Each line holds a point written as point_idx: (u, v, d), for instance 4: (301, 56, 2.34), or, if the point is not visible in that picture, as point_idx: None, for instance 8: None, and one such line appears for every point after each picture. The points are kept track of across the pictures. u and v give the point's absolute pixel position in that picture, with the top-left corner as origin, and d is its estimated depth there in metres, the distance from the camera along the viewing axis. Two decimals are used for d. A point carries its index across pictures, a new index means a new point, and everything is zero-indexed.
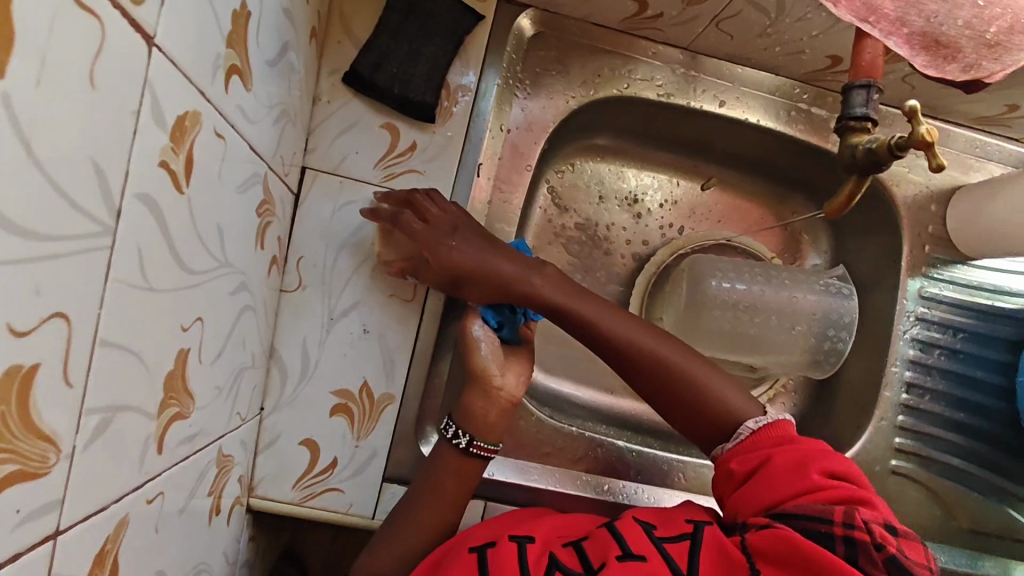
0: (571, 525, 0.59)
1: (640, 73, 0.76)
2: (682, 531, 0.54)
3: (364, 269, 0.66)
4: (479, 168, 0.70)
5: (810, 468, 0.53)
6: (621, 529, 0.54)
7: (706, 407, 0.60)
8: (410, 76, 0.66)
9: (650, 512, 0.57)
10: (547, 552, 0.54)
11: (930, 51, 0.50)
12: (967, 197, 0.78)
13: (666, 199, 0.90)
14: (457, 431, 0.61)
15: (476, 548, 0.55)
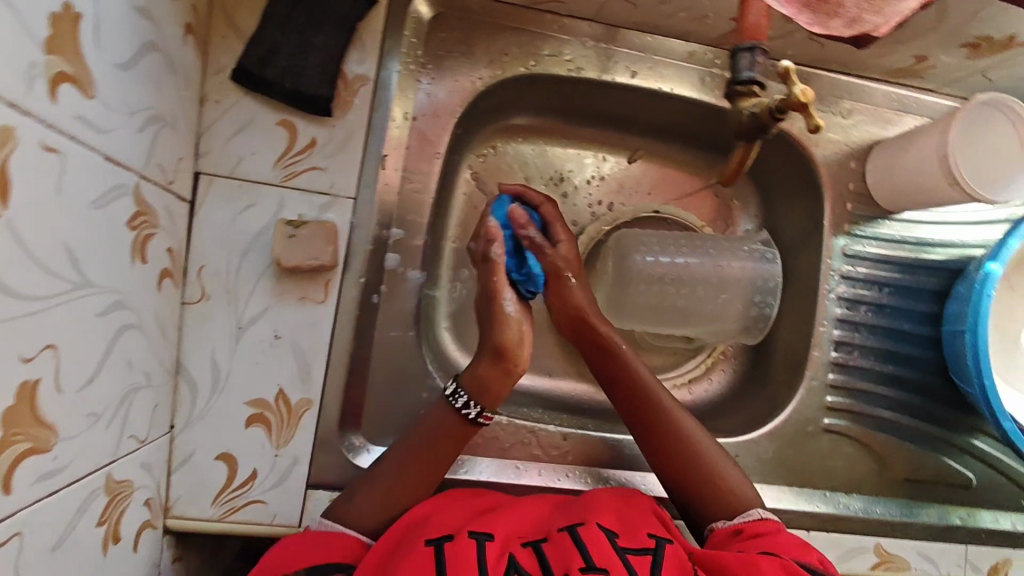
0: (526, 516, 0.60)
1: (547, 48, 0.73)
2: (644, 545, 0.57)
3: (270, 275, 0.64)
4: (386, 160, 0.68)
5: (812, 551, 0.58)
6: (585, 536, 0.56)
7: (709, 480, 0.65)
8: (302, 68, 0.63)
9: (613, 518, 0.60)
10: (506, 552, 0.55)
11: (812, 8, 0.49)
12: (884, 153, 0.78)
13: (593, 175, 0.88)
14: (469, 401, 0.63)
15: (434, 540, 0.55)
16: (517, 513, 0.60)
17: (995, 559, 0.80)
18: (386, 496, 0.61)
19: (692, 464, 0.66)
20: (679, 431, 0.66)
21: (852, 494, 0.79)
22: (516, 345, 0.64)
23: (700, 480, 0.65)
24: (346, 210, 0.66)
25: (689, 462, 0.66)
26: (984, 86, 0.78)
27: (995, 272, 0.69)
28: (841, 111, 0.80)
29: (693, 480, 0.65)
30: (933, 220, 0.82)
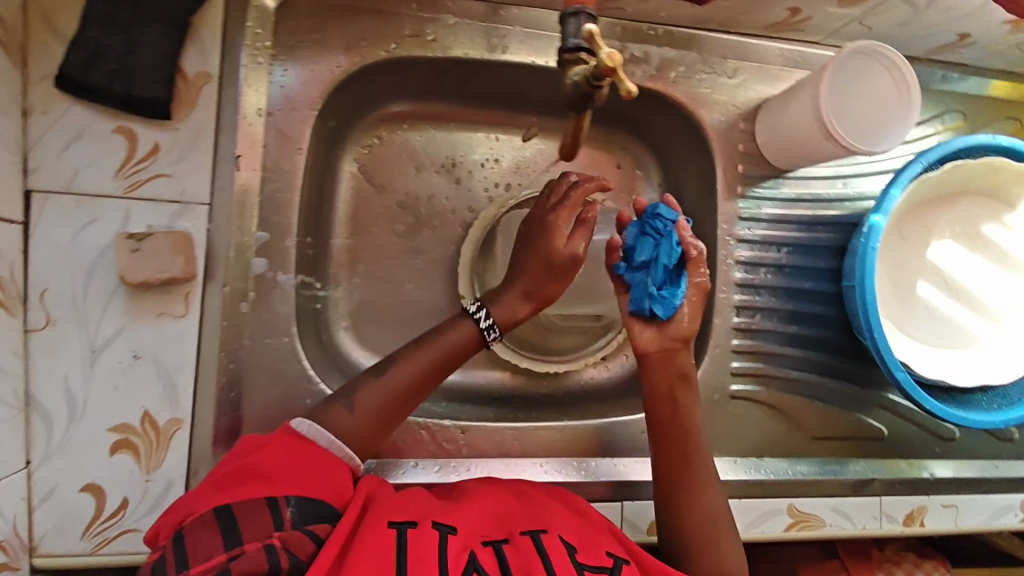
0: (487, 513, 0.57)
1: (407, 29, 0.70)
2: (603, 563, 0.55)
3: (121, 294, 0.61)
4: (239, 160, 0.64)
5: None
6: (547, 546, 0.53)
7: (702, 522, 0.63)
8: (132, 70, 0.59)
9: (573, 531, 0.57)
10: (467, 549, 0.51)
11: None
12: (770, 110, 0.76)
13: (488, 157, 0.83)
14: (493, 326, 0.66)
15: (397, 524, 0.51)
16: (478, 511, 0.57)
17: (911, 508, 0.81)
18: (377, 413, 0.61)
19: (703, 525, 0.63)
20: (700, 493, 0.64)
21: (765, 458, 0.79)
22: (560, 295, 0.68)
23: (700, 545, 0.62)
24: (201, 217, 0.62)
25: (697, 525, 0.63)
26: (865, 34, 0.76)
27: (878, 224, 0.69)
28: (726, 71, 0.78)
29: (694, 543, 0.62)
30: (825, 175, 0.82)
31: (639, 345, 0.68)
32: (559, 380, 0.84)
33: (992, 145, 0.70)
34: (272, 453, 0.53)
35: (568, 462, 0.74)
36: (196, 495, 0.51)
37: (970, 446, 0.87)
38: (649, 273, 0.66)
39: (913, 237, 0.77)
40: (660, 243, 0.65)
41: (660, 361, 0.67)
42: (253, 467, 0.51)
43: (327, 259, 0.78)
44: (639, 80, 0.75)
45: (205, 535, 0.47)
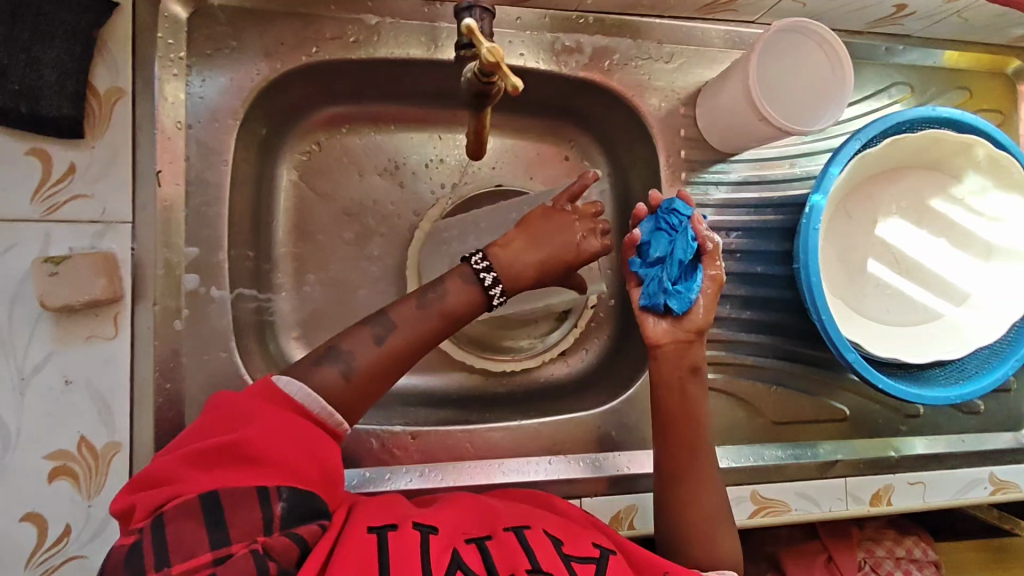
0: (467, 511, 0.56)
1: (328, 32, 0.68)
2: (589, 554, 0.55)
3: (47, 318, 0.59)
4: (160, 175, 0.63)
5: None
6: (531, 540, 0.53)
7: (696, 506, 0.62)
8: (38, 89, 0.58)
9: (558, 525, 0.57)
10: (451, 547, 0.50)
11: None
12: (709, 93, 0.75)
13: (433, 157, 0.82)
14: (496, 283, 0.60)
15: (376, 529, 0.49)
16: (456, 511, 0.56)
17: (877, 488, 0.80)
18: (371, 381, 0.55)
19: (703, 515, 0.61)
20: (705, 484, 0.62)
21: (727, 445, 0.78)
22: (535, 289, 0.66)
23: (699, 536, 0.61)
24: (124, 236, 0.61)
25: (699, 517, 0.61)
26: (799, 11, 0.75)
27: (819, 203, 0.67)
28: (662, 56, 0.77)
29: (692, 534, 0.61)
30: (773, 156, 0.81)
31: (651, 337, 0.66)
32: (518, 378, 0.83)
33: (931, 117, 0.69)
34: (264, 426, 0.48)
35: (524, 462, 0.72)
36: (172, 472, 0.45)
37: (937, 422, 0.86)
38: (664, 268, 0.65)
39: (860, 215, 0.76)
40: (673, 239, 0.64)
41: (674, 353, 0.65)
42: (244, 449, 0.46)
43: (271, 270, 0.77)
44: (572, 70, 0.74)
45: (189, 526, 0.42)
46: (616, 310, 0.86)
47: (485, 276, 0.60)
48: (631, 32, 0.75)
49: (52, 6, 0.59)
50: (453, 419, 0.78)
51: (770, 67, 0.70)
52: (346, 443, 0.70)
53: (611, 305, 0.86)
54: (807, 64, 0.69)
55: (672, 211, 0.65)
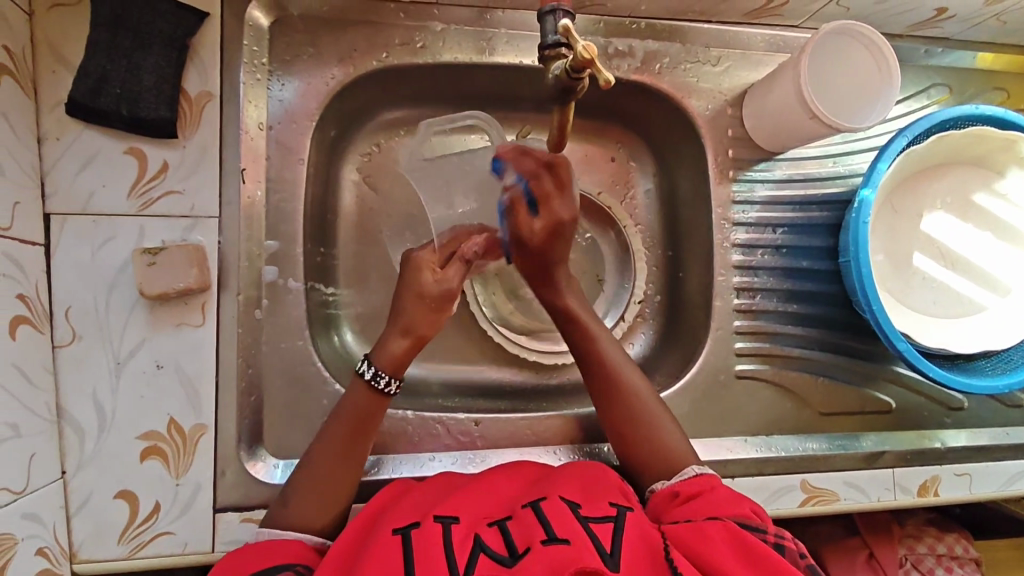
0: (492, 498, 0.60)
1: (397, 38, 0.73)
2: (606, 513, 0.57)
3: (142, 307, 0.63)
4: (244, 173, 0.67)
5: (746, 502, 0.59)
6: (547, 510, 0.55)
7: (631, 411, 0.68)
8: (137, 93, 0.62)
9: (576, 490, 0.59)
10: (472, 534, 0.54)
11: None
12: (756, 94, 0.78)
13: None
14: (378, 373, 0.63)
15: (401, 529, 0.54)
16: (479, 496, 0.59)
17: (923, 479, 0.81)
18: (334, 469, 0.61)
19: (640, 428, 0.67)
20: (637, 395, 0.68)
21: (775, 435, 0.80)
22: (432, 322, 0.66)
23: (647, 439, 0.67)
24: (212, 229, 0.65)
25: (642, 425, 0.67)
26: (843, 15, 0.78)
27: (868, 198, 0.70)
28: (709, 59, 0.80)
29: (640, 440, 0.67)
30: (816, 155, 0.83)
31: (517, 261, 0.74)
32: (571, 370, 0.86)
33: (975, 115, 0.71)
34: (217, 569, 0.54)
35: (582, 448, 0.76)
36: None
37: (980, 415, 0.87)
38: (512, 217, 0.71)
39: (905, 210, 0.79)
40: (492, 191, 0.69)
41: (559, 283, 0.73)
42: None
43: (336, 265, 0.80)
44: (625, 73, 0.77)
45: None
46: (664, 305, 0.88)
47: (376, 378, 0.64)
48: (680, 36, 0.79)
49: (150, 15, 0.63)
50: (507, 409, 0.80)
51: (819, 66, 0.73)
52: (411, 429, 0.73)
53: (658, 301, 0.88)
54: (854, 65, 0.73)
55: (489, 177, 0.67)
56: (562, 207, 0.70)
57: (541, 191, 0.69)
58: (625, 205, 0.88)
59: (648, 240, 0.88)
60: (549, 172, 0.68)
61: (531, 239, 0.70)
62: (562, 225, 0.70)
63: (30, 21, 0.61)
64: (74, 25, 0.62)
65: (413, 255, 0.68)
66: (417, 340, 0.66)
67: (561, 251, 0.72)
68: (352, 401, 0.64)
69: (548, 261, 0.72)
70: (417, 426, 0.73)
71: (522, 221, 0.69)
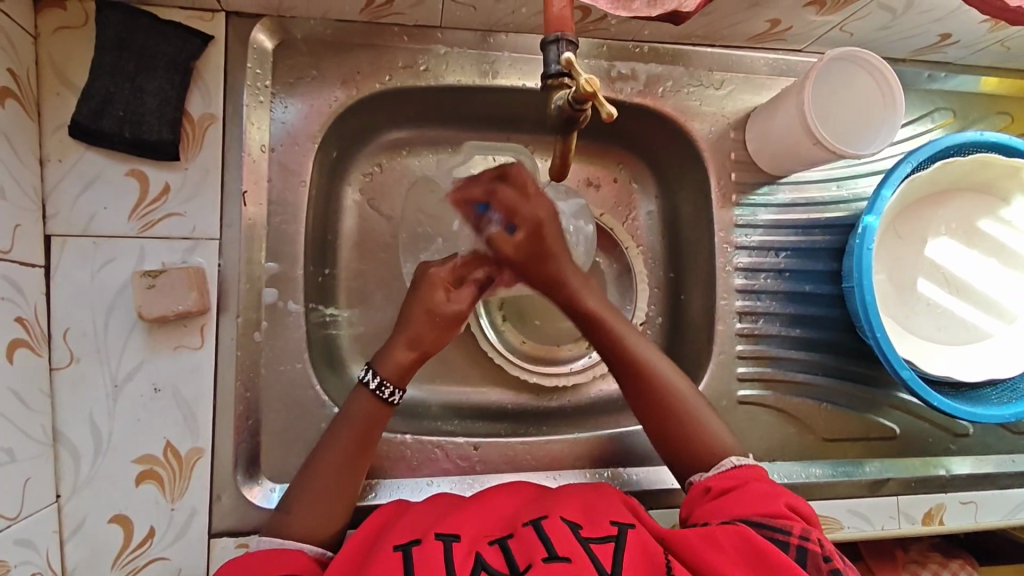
0: (493, 516, 0.59)
1: (399, 61, 0.73)
2: (607, 533, 0.55)
3: (141, 329, 0.63)
4: (245, 196, 0.67)
5: (779, 498, 0.58)
6: (548, 531, 0.54)
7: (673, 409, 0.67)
8: (141, 116, 0.63)
9: (577, 511, 0.58)
10: (473, 552, 0.53)
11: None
12: (759, 118, 0.78)
13: None
14: (391, 390, 0.63)
15: (402, 546, 0.53)
16: (479, 515, 0.59)
17: (928, 507, 0.80)
18: (341, 475, 0.61)
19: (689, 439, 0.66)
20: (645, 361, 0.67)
21: (778, 462, 0.79)
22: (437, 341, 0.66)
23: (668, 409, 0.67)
24: (213, 251, 0.65)
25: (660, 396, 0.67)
26: (846, 41, 0.78)
27: (872, 224, 0.70)
28: (712, 83, 0.80)
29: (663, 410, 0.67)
30: (818, 178, 0.83)
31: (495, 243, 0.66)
32: (571, 393, 0.85)
33: (979, 141, 0.71)
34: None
35: (582, 472, 0.75)
36: None
37: (986, 442, 0.86)
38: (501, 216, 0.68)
39: (910, 235, 0.78)
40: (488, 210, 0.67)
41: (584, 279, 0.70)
42: None
43: (337, 285, 0.79)
44: (628, 96, 0.77)
45: None
46: (665, 327, 0.87)
47: (383, 390, 0.63)
48: (683, 60, 0.79)
49: (155, 39, 0.64)
50: (507, 432, 0.80)
51: (824, 92, 0.73)
52: (409, 452, 0.72)
53: (659, 322, 0.87)
54: (859, 90, 0.73)
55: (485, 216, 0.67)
56: (535, 204, 0.66)
57: (505, 207, 0.66)
58: (627, 226, 0.88)
59: (650, 261, 0.88)
60: (497, 185, 0.66)
61: (517, 254, 0.66)
62: (544, 223, 0.66)
63: (34, 43, 0.61)
64: (79, 48, 0.62)
65: (430, 271, 0.67)
66: (421, 355, 0.65)
67: (556, 246, 0.67)
68: (353, 412, 0.63)
69: (545, 258, 0.67)
70: (416, 449, 0.73)
71: (500, 241, 0.66)
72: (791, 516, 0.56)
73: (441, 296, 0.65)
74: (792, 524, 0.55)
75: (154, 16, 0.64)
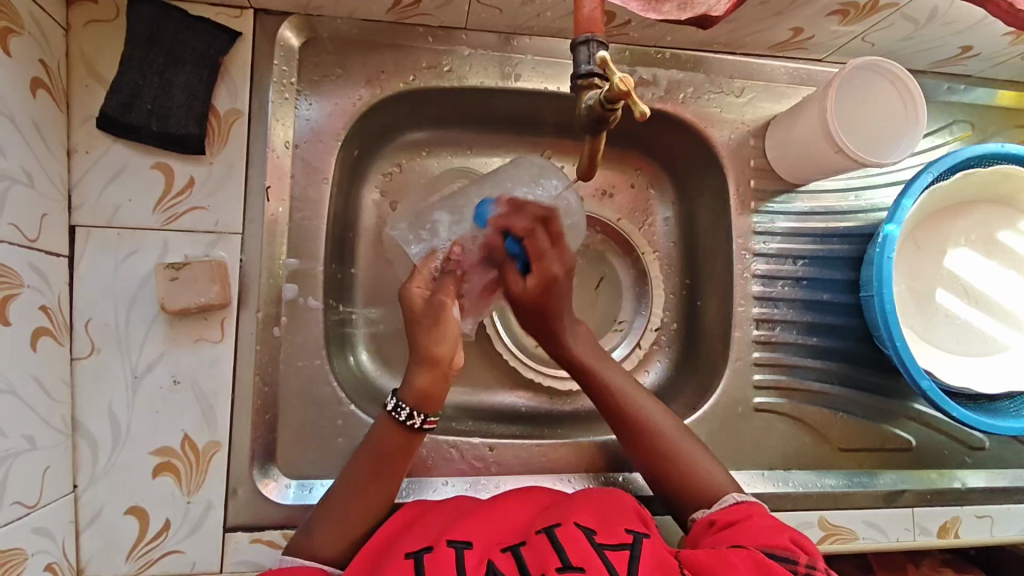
0: (504, 523, 0.59)
1: (424, 61, 0.73)
2: (622, 541, 0.55)
3: (162, 320, 0.63)
4: (269, 191, 0.67)
5: (785, 530, 0.57)
6: (562, 537, 0.54)
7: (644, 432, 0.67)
8: (168, 110, 0.64)
9: (592, 516, 0.58)
10: (486, 559, 0.54)
11: None
12: (779, 125, 0.78)
13: None
14: (411, 413, 0.60)
15: (414, 553, 0.54)
16: (492, 520, 0.59)
17: (944, 520, 0.80)
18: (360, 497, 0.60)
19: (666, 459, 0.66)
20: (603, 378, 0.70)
21: (793, 471, 0.79)
22: (442, 351, 0.60)
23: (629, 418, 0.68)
24: (235, 246, 0.65)
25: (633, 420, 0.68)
26: (868, 50, 0.78)
27: (893, 233, 0.70)
28: (733, 90, 0.80)
29: (634, 436, 0.68)
30: (836, 187, 0.83)
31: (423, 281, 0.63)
32: (585, 397, 0.85)
33: (1002, 153, 0.71)
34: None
35: (597, 477, 0.75)
36: None
37: (1003, 456, 0.85)
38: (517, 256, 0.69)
39: (930, 246, 0.78)
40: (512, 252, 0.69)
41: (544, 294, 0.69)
42: None
43: (354, 283, 0.79)
44: (649, 102, 0.77)
45: None
46: (679, 334, 0.87)
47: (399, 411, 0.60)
48: (705, 67, 0.79)
49: (185, 34, 0.64)
50: (521, 434, 0.80)
51: (846, 100, 0.73)
52: (425, 451, 0.72)
53: (674, 329, 0.87)
54: (880, 100, 0.73)
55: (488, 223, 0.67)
56: (554, 258, 0.68)
57: (531, 248, 0.67)
58: (644, 231, 0.88)
59: (666, 266, 0.88)
60: (536, 228, 0.67)
61: (525, 296, 0.69)
62: (556, 278, 0.69)
63: (66, 34, 0.62)
64: (110, 42, 0.63)
65: (406, 290, 0.62)
66: (435, 370, 0.60)
67: (560, 300, 0.70)
68: (383, 435, 0.61)
69: (549, 312, 0.70)
70: (432, 449, 0.72)
71: (513, 282, 0.69)
72: (797, 547, 0.55)
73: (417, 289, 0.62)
74: (798, 552, 0.55)
75: (184, 11, 0.65)
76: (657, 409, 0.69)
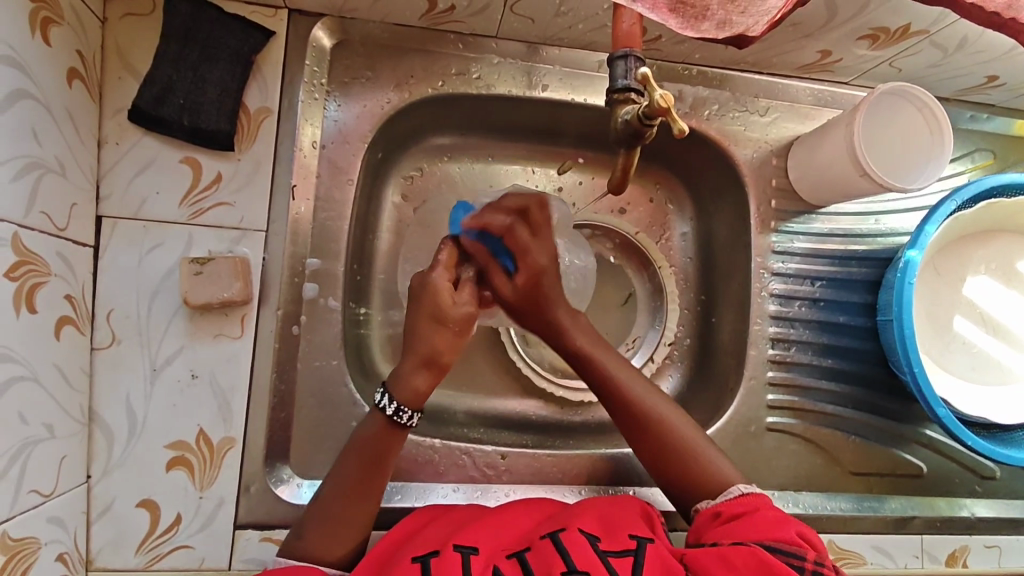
0: (510, 530, 0.58)
1: (453, 68, 0.73)
2: (626, 547, 0.55)
3: (183, 314, 0.63)
4: (294, 189, 0.67)
5: (792, 524, 0.56)
6: (567, 543, 0.54)
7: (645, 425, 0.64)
8: (199, 105, 0.64)
9: (595, 522, 0.58)
10: (490, 566, 0.53)
11: (699, 23, 0.52)
12: (803, 146, 0.78)
13: (547, 187, 0.85)
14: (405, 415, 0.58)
15: (420, 558, 0.54)
16: (497, 526, 0.58)
17: (952, 548, 0.79)
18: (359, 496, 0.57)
19: (669, 454, 0.63)
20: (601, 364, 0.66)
21: (803, 492, 0.78)
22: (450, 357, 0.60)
23: (633, 412, 0.64)
24: (259, 243, 0.66)
25: (627, 403, 0.65)
26: (894, 76, 0.79)
27: (914, 259, 0.70)
28: (757, 109, 0.80)
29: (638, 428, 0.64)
30: (856, 210, 0.83)
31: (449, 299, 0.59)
32: (596, 409, 0.84)
33: None
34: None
35: (606, 490, 0.75)
36: None
37: (1014, 486, 0.85)
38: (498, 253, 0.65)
39: (949, 273, 0.78)
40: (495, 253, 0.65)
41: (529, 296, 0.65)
42: None
43: (371, 284, 0.79)
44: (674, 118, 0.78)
45: None
46: (693, 349, 0.87)
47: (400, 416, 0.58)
48: (730, 85, 0.79)
49: (220, 31, 0.65)
50: (532, 444, 0.79)
51: (874, 123, 0.73)
52: (437, 456, 0.72)
53: (688, 344, 0.87)
54: (906, 125, 0.74)
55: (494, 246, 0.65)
56: (538, 248, 0.65)
57: (514, 245, 0.65)
58: (661, 246, 0.88)
59: (681, 283, 0.88)
60: (515, 221, 0.65)
61: (512, 294, 0.65)
62: (543, 271, 0.65)
63: (101, 27, 0.63)
64: (147, 37, 0.64)
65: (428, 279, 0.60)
66: (438, 371, 0.59)
67: (552, 291, 0.66)
68: (363, 435, 0.59)
69: (542, 302, 0.66)
70: (443, 454, 0.72)
71: (497, 276, 0.65)
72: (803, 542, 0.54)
73: (450, 306, 0.59)
74: (806, 550, 0.53)
75: (220, 8, 0.65)
76: (639, 381, 0.66)
